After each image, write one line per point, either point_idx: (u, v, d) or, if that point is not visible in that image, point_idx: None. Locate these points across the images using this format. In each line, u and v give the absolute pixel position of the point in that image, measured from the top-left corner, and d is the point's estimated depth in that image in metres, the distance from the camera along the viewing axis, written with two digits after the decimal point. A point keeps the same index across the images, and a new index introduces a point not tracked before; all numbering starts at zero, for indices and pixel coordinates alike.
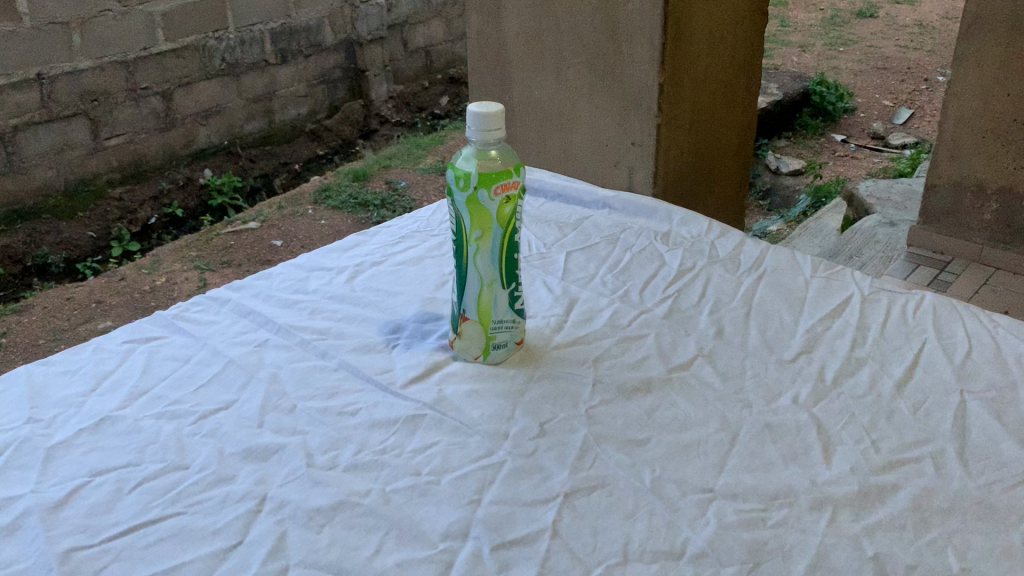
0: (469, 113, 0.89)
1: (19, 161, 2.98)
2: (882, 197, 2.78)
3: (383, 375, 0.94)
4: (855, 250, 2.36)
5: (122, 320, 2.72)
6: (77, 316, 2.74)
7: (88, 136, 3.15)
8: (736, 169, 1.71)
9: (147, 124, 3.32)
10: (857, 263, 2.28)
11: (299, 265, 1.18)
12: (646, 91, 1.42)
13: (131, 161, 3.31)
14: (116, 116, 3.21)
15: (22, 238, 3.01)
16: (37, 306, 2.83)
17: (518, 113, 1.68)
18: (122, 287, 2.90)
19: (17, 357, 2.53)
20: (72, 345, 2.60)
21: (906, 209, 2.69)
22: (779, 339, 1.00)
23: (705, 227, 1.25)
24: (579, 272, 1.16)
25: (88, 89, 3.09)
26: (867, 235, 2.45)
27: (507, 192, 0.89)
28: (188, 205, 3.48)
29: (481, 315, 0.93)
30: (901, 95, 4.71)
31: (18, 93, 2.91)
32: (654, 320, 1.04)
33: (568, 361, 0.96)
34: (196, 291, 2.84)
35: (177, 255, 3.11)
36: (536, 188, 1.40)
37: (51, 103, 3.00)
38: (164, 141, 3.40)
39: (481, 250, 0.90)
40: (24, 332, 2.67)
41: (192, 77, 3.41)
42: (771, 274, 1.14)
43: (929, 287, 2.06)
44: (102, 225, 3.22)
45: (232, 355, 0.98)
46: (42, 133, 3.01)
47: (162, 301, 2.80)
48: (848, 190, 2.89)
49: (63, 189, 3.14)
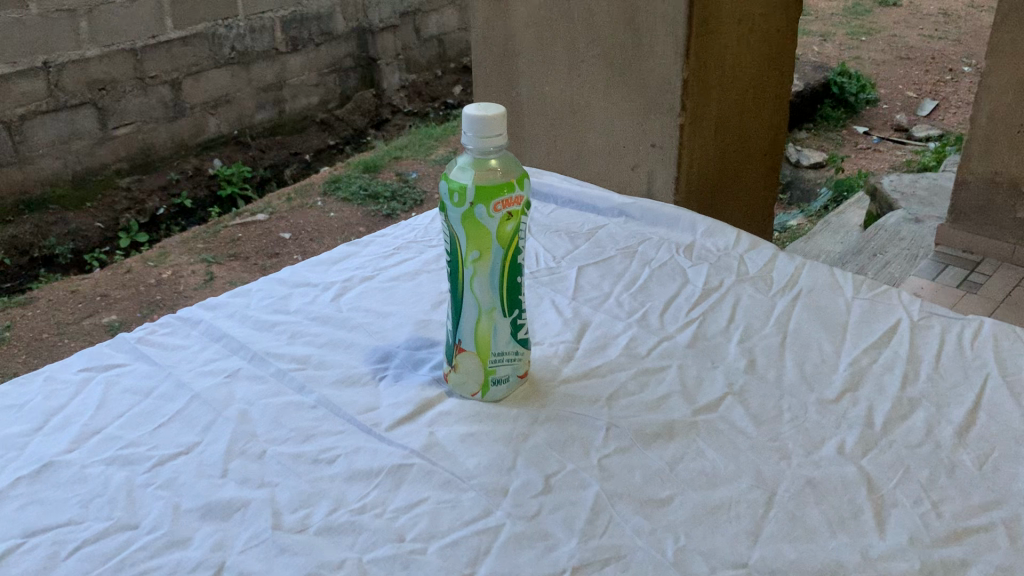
0: (465, 117, 0.77)
1: (26, 150, 2.89)
2: (908, 192, 2.64)
3: (366, 415, 0.82)
4: (879, 247, 2.22)
5: (128, 314, 2.61)
6: (82, 309, 2.64)
7: (95, 126, 3.05)
8: (766, 172, 1.58)
9: (156, 113, 3.21)
10: (881, 262, 2.14)
11: (282, 280, 1.06)
12: (669, 88, 1.30)
13: (139, 151, 3.21)
14: (124, 105, 3.10)
15: (29, 229, 2.91)
16: (42, 299, 2.72)
17: (528, 109, 1.55)
18: (128, 280, 2.80)
19: (21, 353, 2.43)
20: (77, 340, 2.49)
21: (932, 205, 2.55)
22: (819, 375, 0.88)
23: (733, 239, 1.12)
24: (592, 290, 1.04)
25: (95, 77, 2.98)
26: (891, 232, 2.30)
27: (509, 208, 0.77)
28: (197, 195, 3.35)
29: (479, 347, 0.82)
30: (926, 86, 4.53)
31: (23, 81, 2.80)
32: (677, 349, 0.92)
33: (579, 398, 0.84)
34: (202, 285, 2.73)
35: (184, 248, 3.01)
36: (546, 193, 1.27)
37: (58, 92, 2.90)
38: (172, 131, 3.29)
39: (478, 274, 0.78)
40: (28, 325, 2.58)
41: (202, 66, 3.29)
42: (807, 295, 1.02)
43: (959, 288, 1.92)
44: (110, 215, 3.12)
45: (198, 389, 0.86)
46: (50, 122, 2.91)
47: (169, 295, 2.69)
48: (872, 184, 2.75)
49: (71, 180, 3.04)
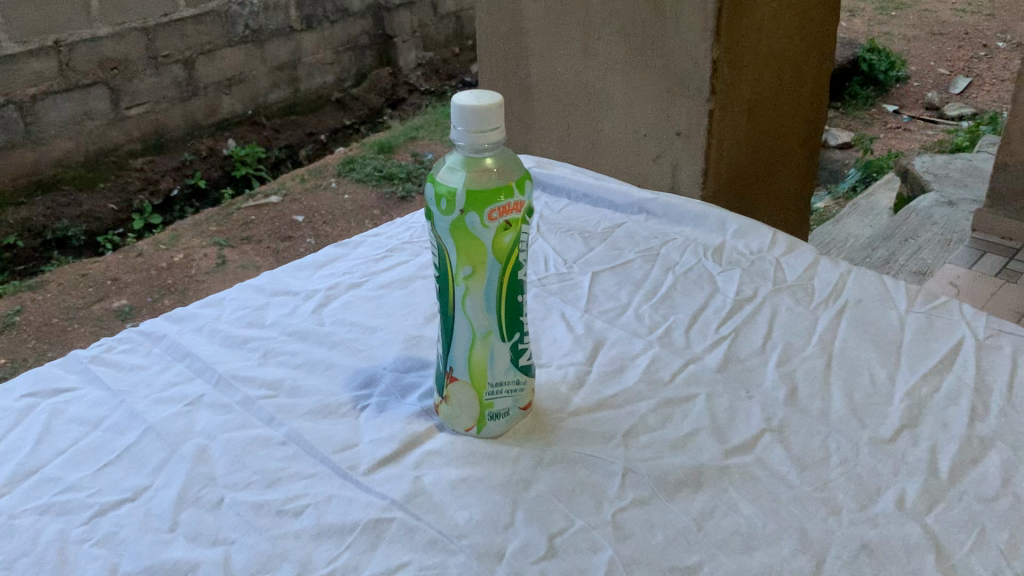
0: (456, 106, 0.64)
1: (37, 132, 2.70)
2: (941, 174, 2.48)
3: (342, 455, 0.71)
4: (911, 232, 2.05)
5: (138, 299, 2.49)
6: (92, 293, 2.52)
7: (108, 107, 2.86)
8: (802, 164, 1.40)
9: (168, 93, 3.02)
10: (913, 248, 1.97)
11: (258, 288, 0.95)
12: (697, 69, 1.12)
13: (152, 131, 3.01)
14: (137, 85, 2.91)
15: (41, 210, 2.76)
16: (53, 282, 2.58)
17: (537, 94, 1.37)
18: (139, 263, 2.66)
19: (30, 339, 2.32)
20: (87, 326, 2.38)
21: (967, 187, 2.40)
22: (871, 408, 0.75)
23: (768, 239, 1.00)
24: (607, 300, 0.91)
25: (108, 56, 2.80)
26: (923, 216, 2.15)
27: (507, 216, 0.65)
28: (211, 176, 3.18)
29: (473, 377, 0.70)
30: (958, 63, 4.33)
31: (34, 61, 2.62)
32: (705, 374, 0.80)
33: (590, 434, 0.72)
34: (215, 269, 2.61)
35: (195, 229, 2.86)
36: (558, 186, 1.15)
37: (69, 72, 2.72)
38: (186, 111, 3.09)
39: (471, 293, 0.66)
40: (39, 310, 2.45)
41: (215, 45, 3.09)
42: (855, 308, 0.89)
43: (998, 276, 1.73)
44: (123, 197, 2.95)
45: (152, 420, 0.75)
46: (61, 102, 2.72)
47: (181, 279, 2.57)
48: (902, 165, 2.59)
49: (85, 162, 2.86)
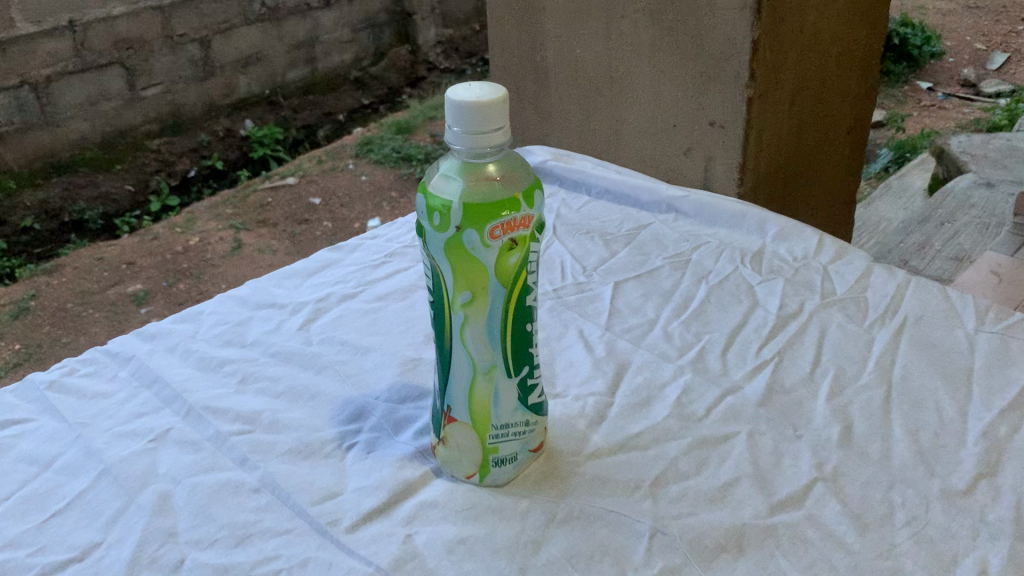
0: (449, 103, 0.53)
1: (54, 113, 2.41)
2: (978, 154, 2.34)
3: (322, 507, 0.61)
4: (948, 215, 1.78)
5: (154, 285, 2.20)
6: (108, 278, 2.24)
7: (124, 87, 2.54)
8: (848, 153, 1.26)
9: (184, 73, 2.67)
10: (950, 232, 1.70)
11: (242, 299, 0.85)
12: (733, 51, 0.99)
13: (169, 113, 2.68)
14: (154, 66, 2.57)
15: (58, 192, 2.45)
16: (69, 267, 2.31)
17: (555, 78, 1.25)
18: (155, 247, 2.37)
19: (44, 324, 2.07)
20: (101, 313, 2.11)
21: (1006, 168, 2.25)
22: (940, 451, 0.64)
23: (814, 244, 0.88)
24: (631, 315, 0.81)
25: (123, 36, 2.47)
26: (959, 198, 1.89)
27: (512, 233, 0.54)
28: (228, 157, 2.82)
29: (474, 419, 0.59)
30: (995, 38, 4.13)
31: (49, 41, 2.32)
32: (745, 408, 0.69)
33: (612, 483, 0.62)
34: (231, 253, 2.30)
35: (211, 212, 2.55)
36: (578, 182, 1.04)
37: (85, 52, 2.41)
38: (202, 92, 2.74)
39: (471, 322, 0.56)
40: (54, 294, 2.20)
41: (232, 23, 2.72)
42: (915, 326, 0.77)
43: None
44: (140, 177, 2.63)
45: (110, 460, 0.66)
46: (78, 84, 2.42)
47: (197, 264, 2.27)
48: (937, 145, 2.44)
49: (101, 143, 2.54)
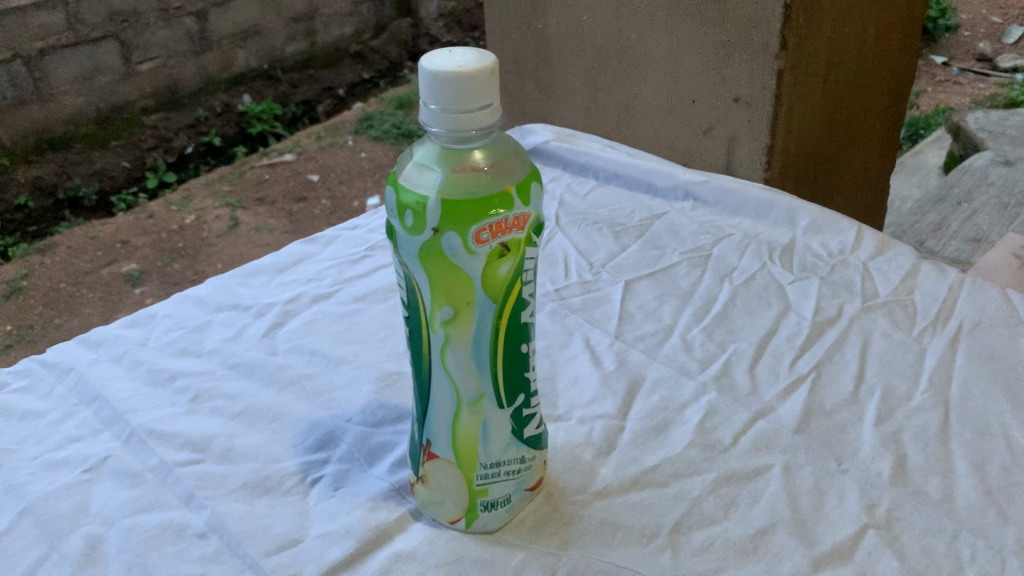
0: (423, 72, 0.43)
1: (47, 88, 2.24)
2: (998, 131, 2.21)
3: (277, 559, 0.51)
4: (965, 194, 1.43)
5: (149, 265, 2.09)
6: (102, 256, 2.12)
7: (119, 61, 2.35)
8: (882, 134, 1.14)
9: (181, 47, 2.48)
10: (969, 213, 1.35)
11: (202, 300, 0.75)
12: (762, 18, 0.88)
13: (166, 87, 2.48)
14: (150, 38, 2.38)
15: (53, 169, 2.31)
16: (62, 245, 2.17)
17: (559, 47, 1.13)
18: (150, 225, 2.24)
19: (37, 304, 1.98)
20: (95, 294, 2.01)
21: None
22: (1012, 491, 0.54)
23: (851, 237, 0.78)
24: (645, 321, 0.70)
25: (117, 7, 2.29)
26: (979, 175, 1.51)
27: (502, 236, 0.44)
28: (227, 134, 2.66)
29: (458, 456, 0.49)
30: (1012, 10, 3.95)
31: (39, 14, 2.16)
32: (781, 436, 0.59)
33: (622, 530, 0.52)
34: (227, 232, 2.20)
35: (208, 189, 2.42)
36: (584, 164, 0.93)
37: (78, 25, 2.24)
38: (200, 67, 2.55)
39: (453, 343, 0.46)
40: (46, 273, 2.08)
41: None
42: (972, 336, 0.67)
43: None
44: (136, 154, 2.46)
45: (33, 497, 0.56)
46: (71, 57, 2.25)
47: (193, 243, 2.16)
48: (955, 121, 2.29)
49: (96, 119, 2.37)
